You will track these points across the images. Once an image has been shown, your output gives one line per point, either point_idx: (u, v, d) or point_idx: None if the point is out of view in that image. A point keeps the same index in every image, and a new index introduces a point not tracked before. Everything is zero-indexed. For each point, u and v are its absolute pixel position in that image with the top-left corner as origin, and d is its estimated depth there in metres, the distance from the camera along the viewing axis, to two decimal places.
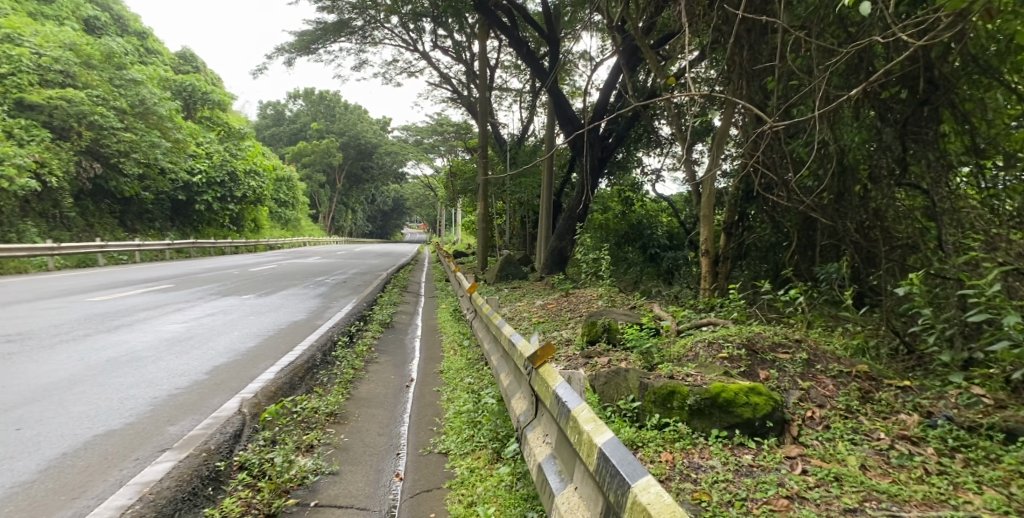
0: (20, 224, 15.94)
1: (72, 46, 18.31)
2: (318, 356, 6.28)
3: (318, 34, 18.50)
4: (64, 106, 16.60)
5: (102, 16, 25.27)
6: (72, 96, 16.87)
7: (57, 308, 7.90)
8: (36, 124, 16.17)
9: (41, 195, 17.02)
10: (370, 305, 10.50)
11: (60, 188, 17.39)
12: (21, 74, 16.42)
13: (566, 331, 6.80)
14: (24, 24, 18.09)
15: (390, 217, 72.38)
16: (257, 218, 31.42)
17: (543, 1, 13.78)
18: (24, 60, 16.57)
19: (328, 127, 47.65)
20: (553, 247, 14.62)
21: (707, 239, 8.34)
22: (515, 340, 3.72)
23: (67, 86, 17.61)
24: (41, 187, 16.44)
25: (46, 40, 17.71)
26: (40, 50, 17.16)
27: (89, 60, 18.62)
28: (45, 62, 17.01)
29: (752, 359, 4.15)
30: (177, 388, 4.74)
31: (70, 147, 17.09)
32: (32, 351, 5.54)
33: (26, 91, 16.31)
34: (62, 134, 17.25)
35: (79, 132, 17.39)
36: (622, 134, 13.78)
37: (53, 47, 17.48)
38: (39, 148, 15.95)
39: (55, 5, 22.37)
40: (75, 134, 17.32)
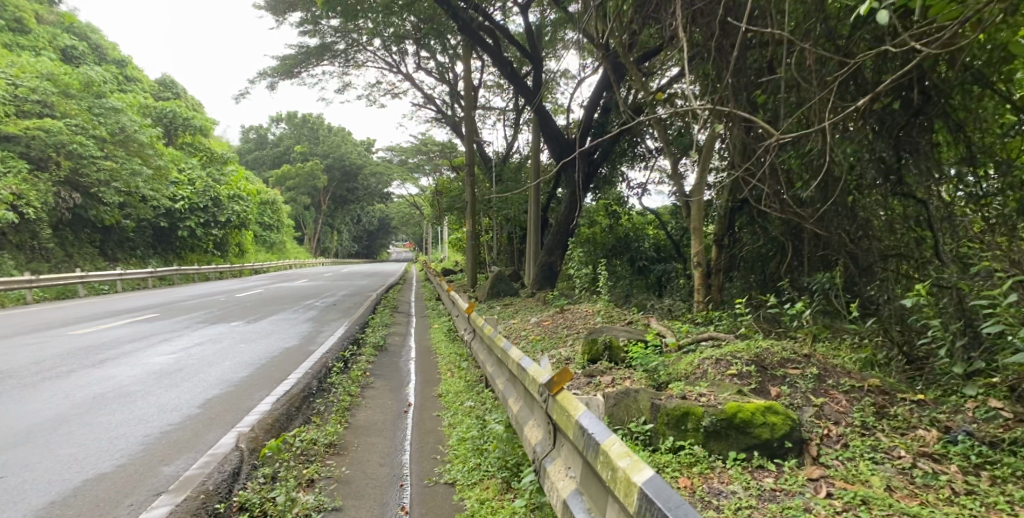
0: None
1: (49, 76, 18.14)
2: (313, 384, 6.11)
3: (300, 58, 18.49)
4: (42, 137, 16.38)
5: (80, 45, 25.09)
6: (49, 126, 16.64)
7: (39, 344, 7.65)
8: (12, 155, 15.91)
9: (19, 227, 16.67)
10: (361, 328, 10.33)
11: (39, 220, 17.06)
12: None
13: (565, 349, 6.71)
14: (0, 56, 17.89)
15: (376, 236, 72.12)
16: (242, 243, 31.11)
17: (525, 21, 13.88)
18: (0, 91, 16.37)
19: (311, 149, 47.55)
20: (543, 262, 14.59)
21: (700, 252, 8.38)
22: (524, 364, 3.63)
23: (45, 116, 17.38)
24: (18, 219, 16.11)
25: (22, 71, 17.51)
26: (17, 81, 16.95)
27: (67, 89, 18.41)
28: (22, 93, 16.79)
29: (762, 375, 4.13)
30: (168, 425, 4.55)
31: (47, 177, 16.82)
32: (14, 390, 5.31)
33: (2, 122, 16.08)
34: (40, 165, 16.99)
35: (57, 163, 17.15)
36: (608, 150, 13.81)
37: (30, 78, 17.27)
38: (16, 179, 15.67)
39: (31, 36, 22.17)
40: (53, 164, 17.06)
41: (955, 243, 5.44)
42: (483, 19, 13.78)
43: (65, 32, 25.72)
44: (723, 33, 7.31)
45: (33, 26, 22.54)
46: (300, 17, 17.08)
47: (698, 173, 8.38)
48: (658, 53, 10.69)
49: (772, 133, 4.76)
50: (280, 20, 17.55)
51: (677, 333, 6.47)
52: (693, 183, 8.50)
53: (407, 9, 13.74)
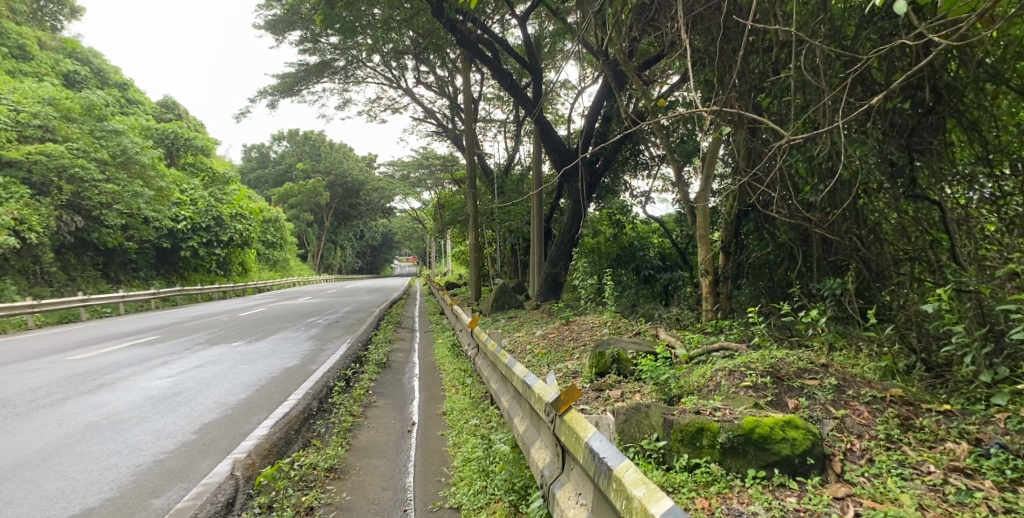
0: None
1: (51, 101, 18.25)
2: (314, 404, 5.96)
3: (300, 76, 18.54)
4: (44, 161, 16.45)
5: (83, 70, 25.28)
6: (52, 150, 16.73)
7: (37, 370, 7.54)
8: (14, 181, 15.95)
9: (22, 252, 16.65)
10: (364, 344, 10.17)
11: (42, 244, 17.04)
12: None
13: (571, 363, 6.55)
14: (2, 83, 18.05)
15: (380, 252, 72.14)
16: (246, 261, 31.07)
17: (523, 33, 13.85)
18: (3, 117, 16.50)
19: (313, 167, 47.70)
20: (548, 274, 14.90)
21: (706, 259, 8.24)
22: (529, 381, 3.47)
23: (47, 141, 17.45)
24: (21, 244, 16.10)
25: (25, 96, 17.65)
26: (19, 106, 17.07)
27: (70, 113, 18.50)
28: (24, 118, 16.91)
29: (778, 387, 3.99)
30: (162, 453, 4.41)
31: (50, 202, 16.82)
32: (7, 420, 5.19)
33: (4, 148, 16.17)
34: (43, 189, 17.02)
35: (61, 187, 17.21)
36: (610, 158, 13.65)
37: (32, 103, 17.38)
38: (18, 205, 15.68)
39: (34, 62, 22.37)
40: (56, 189, 17.09)
41: (970, 244, 5.29)
42: (481, 31, 13.76)
43: (68, 57, 25.94)
44: (723, 38, 7.23)
45: (36, 53, 22.77)
46: (300, 36, 17.15)
47: (701, 179, 8.25)
48: (657, 60, 10.62)
49: (784, 133, 4.58)
50: (279, 40, 17.62)
51: (687, 343, 6.31)
52: (697, 189, 8.37)
53: (405, 25, 13.76)
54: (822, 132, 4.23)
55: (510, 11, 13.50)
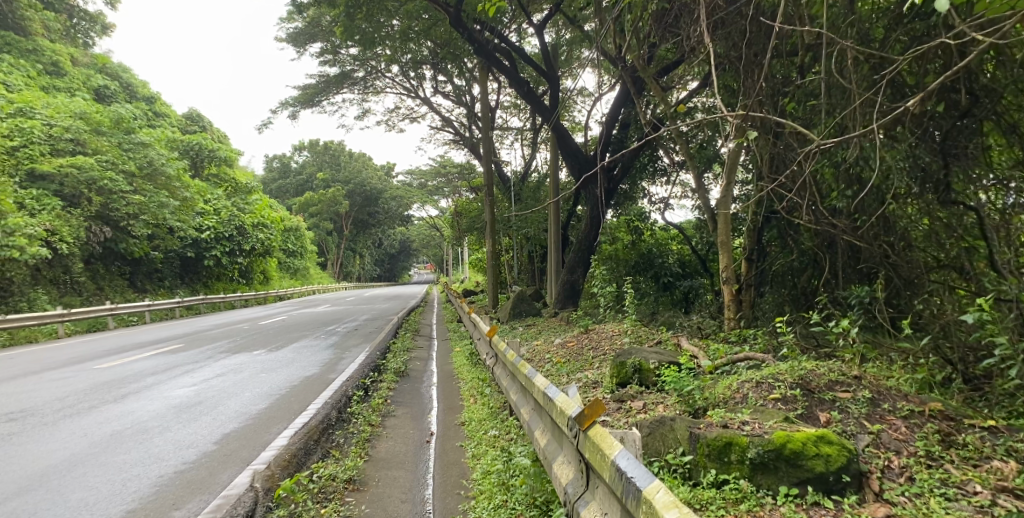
0: (31, 292, 15.85)
1: (82, 114, 18.71)
2: (333, 414, 5.92)
3: (320, 87, 18.75)
4: (74, 174, 16.87)
5: (112, 85, 25.90)
6: (81, 163, 17.13)
7: (65, 379, 7.65)
8: (47, 193, 16.37)
9: (52, 262, 17.02)
10: (383, 353, 10.14)
11: (71, 254, 17.40)
12: (32, 145, 16.79)
13: (592, 372, 6.44)
14: (36, 98, 18.56)
15: (397, 259, 72.57)
16: (267, 270, 31.43)
17: (540, 41, 13.81)
18: (36, 132, 16.97)
19: (333, 176, 48.21)
20: (565, 281, 14.55)
21: (727, 267, 8.12)
22: (550, 393, 3.38)
23: (77, 154, 17.89)
24: (52, 254, 16.46)
25: (56, 111, 18.15)
26: (51, 121, 17.56)
27: (99, 127, 18.95)
28: (56, 132, 17.39)
29: (809, 399, 3.87)
30: (183, 463, 4.40)
31: (80, 213, 17.23)
32: (34, 430, 5.23)
33: (37, 162, 16.64)
34: (73, 201, 17.41)
35: (90, 198, 17.59)
36: (627, 165, 13.52)
37: (64, 117, 17.86)
38: (50, 216, 16.07)
39: (66, 77, 22.97)
40: (86, 200, 17.48)
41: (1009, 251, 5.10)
42: (498, 40, 13.77)
43: (98, 72, 26.61)
44: (745, 42, 7.12)
45: (68, 68, 23.38)
46: (321, 48, 17.36)
47: (722, 185, 8.09)
48: (675, 66, 10.51)
49: (814, 138, 4.45)
50: (301, 52, 17.85)
51: (710, 354, 6.16)
52: (718, 195, 8.22)
53: (424, 36, 13.84)
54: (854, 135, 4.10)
55: (528, 20, 13.49)
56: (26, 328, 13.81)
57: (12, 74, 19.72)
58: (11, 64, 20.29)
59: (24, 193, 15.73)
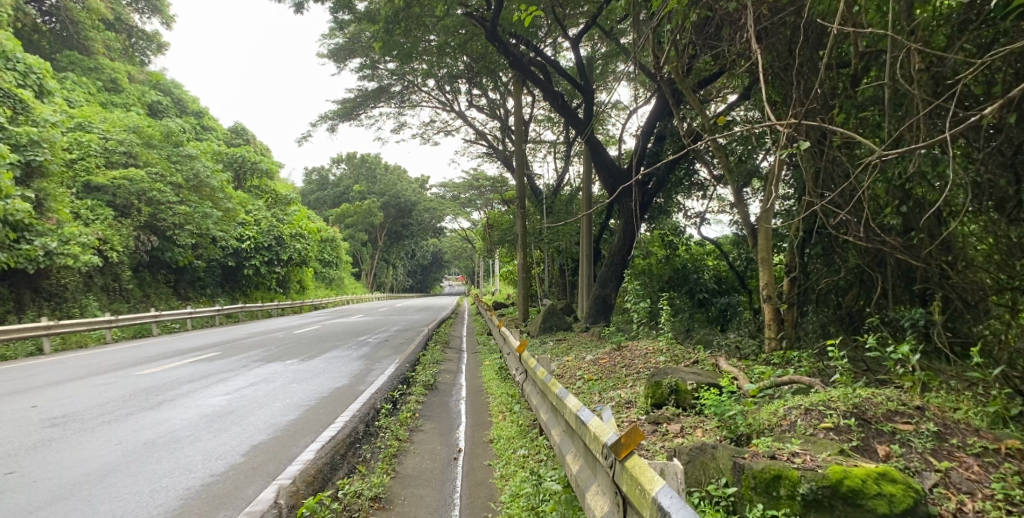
0: (83, 299, 16.35)
1: (135, 128, 19.47)
2: (360, 428, 5.81)
3: (359, 101, 19.03)
4: (126, 186, 17.53)
5: (164, 100, 26.88)
6: (134, 175, 17.76)
7: (106, 385, 7.76)
8: (100, 204, 17.03)
9: (103, 269, 17.59)
10: (412, 365, 10.03)
11: (121, 262, 17.99)
12: (88, 158, 17.52)
13: (625, 391, 6.20)
14: (94, 113, 19.41)
15: (428, 269, 73.05)
16: (303, 279, 31.95)
17: (575, 53, 13.68)
18: (93, 145, 17.70)
19: (369, 188, 48.99)
20: (597, 295, 14.11)
21: (768, 284, 7.75)
22: (583, 416, 3.18)
23: (130, 166, 18.58)
24: (102, 262, 17.02)
25: (113, 125, 18.94)
26: (107, 135, 18.33)
27: (150, 140, 19.66)
28: (110, 145, 18.12)
29: (865, 430, 3.60)
30: (210, 476, 4.33)
31: (130, 223, 17.85)
32: (73, 436, 5.27)
33: (93, 174, 17.37)
34: (124, 211, 18.05)
35: (139, 208, 18.20)
36: (663, 178, 13.17)
37: (119, 132, 18.62)
38: (102, 226, 16.72)
39: (123, 93, 23.96)
40: (135, 210, 18.11)
41: None
42: (532, 53, 13.70)
43: (153, 88, 27.70)
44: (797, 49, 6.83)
45: (126, 85, 24.38)
46: (360, 63, 17.63)
47: (763, 199, 7.78)
48: (713, 78, 10.25)
49: (878, 148, 4.11)
50: (342, 67, 18.17)
51: (753, 376, 5.84)
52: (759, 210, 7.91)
53: (461, 50, 13.90)
54: (919, 145, 3.85)
55: (563, 33, 13.35)
56: (77, 333, 14.23)
57: (74, 90, 20.68)
58: (74, 81, 21.27)
59: (80, 204, 16.39)
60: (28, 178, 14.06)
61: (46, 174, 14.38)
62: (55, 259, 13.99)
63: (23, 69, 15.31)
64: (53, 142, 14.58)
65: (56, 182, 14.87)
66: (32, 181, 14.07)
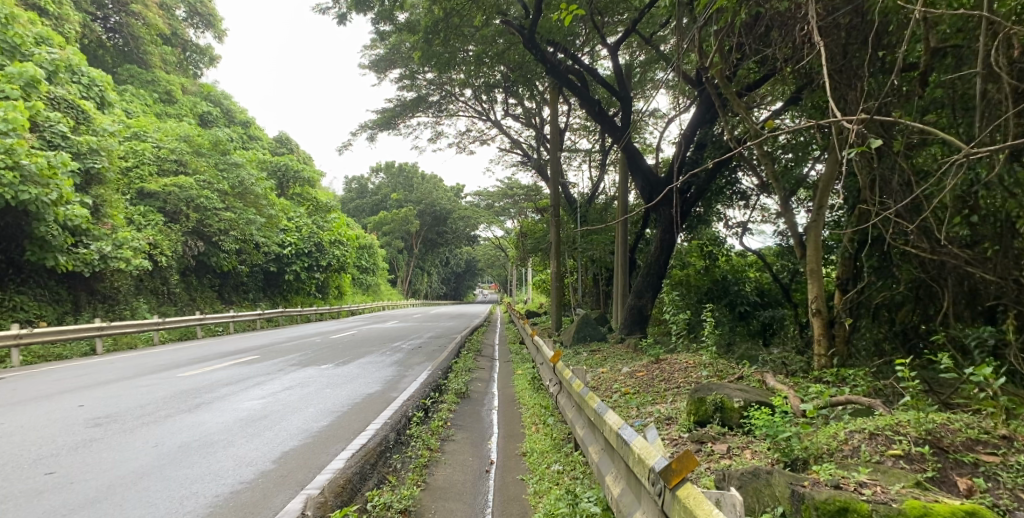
0: (134, 301, 16.80)
1: (186, 137, 20.12)
2: (391, 436, 5.67)
3: (398, 111, 19.19)
4: (177, 192, 18.09)
5: (213, 111, 27.73)
6: (183, 182, 18.27)
7: (149, 386, 7.85)
8: (152, 210, 17.59)
9: (153, 274, 18.09)
10: (445, 372, 9.90)
11: (170, 266, 18.48)
12: (142, 165, 18.17)
13: (664, 406, 5.92)
14: (148, 123, 20.12)
15: (462, 277, 73.19)
16: (341, 286, 32.37)
17: (614, 61, 13.44)
18: (147, 153, 18.34)
19: (406, 196, 49.57)
20: (632, 305, 13.67)
21: (817, 297, 7.30)
22: (626, 435, 2.94)
23: (180, 173, 19.18)
24: (152, 266, 17.52)
25: (165, 134, 19.64)
26: (160, 143, 18.97)
27: (200, 148, 20.31)
28: (163, 154, 18.76)
29: (941, 460, 3.29)
30: (239, 483, 4.24)
31: (179, 228, 18.37)
32: (112, 436, 5.29)
33: (146, 181, 17.98)
34: (173, 217, 18.58)
35: (188, 215, 18.71)
36: (703, 187, 12.70)
37: (170, 141, 19.28)
38: (153, 231, 17.25)
39: (177, 105, 24.82)
40: (184, 216, 18.65)
41: None
42: (570, 61, 13.51)
43: (204, 100, 28.61)
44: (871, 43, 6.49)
45: (179, 97, 25.26)
46: (401, 73, 17.79)
47: (813, 209, 7.42)
48: (758, 84, 9.87)
49: (967, 148, 3.85)
50: (382, 77, 18.37)
51: (804, 395, 5.47)
52: (807, 220, 7.52)
53: (499, 59, 13.82)
54: (1010, 143, 3.69)
55: (601, 41, 13.15)
56: (127, 335, 14.60)
57: (131, 101, 21.51)
58: (132, 93, 22.14)
59: (133, 210, 16.96)
60: (87, 185, 14.60)
61: (104, 181, 14.90)
62: (109, 262, 14.35)
63: (86, 82, 15.99)
64: (111, 150, 15.11)
65: (112, 189, 15.40)
66: (91, 188, 14.60)
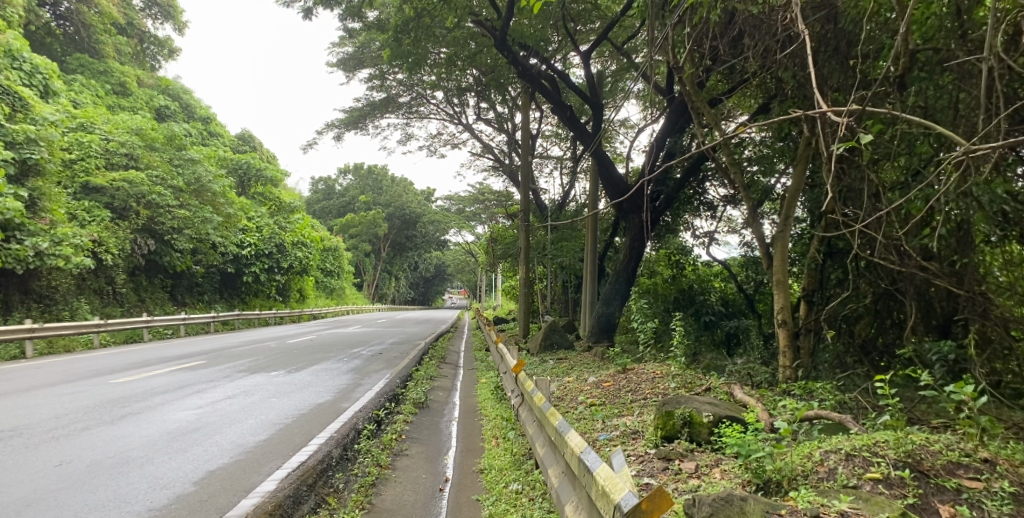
0: (75, 302, 15.80)
1: (139, 130, 19.12)
2: (336, 452, 5.23)
3: (366, 110, 18.64)
4: (126, 188, 17.17)
5: (172, 105, 26.63)
6: (133, 177, 17.38)
7: (74, 394, 7.22)
8: (98, 205, 16.63)
9: (97, 272, 17.07)
10: (404, 381, 9.46)
11: (116, 265, 17.49)
12: (89, 159, 17.16)
13: (631, 419, 5.65)
14: (98, 114, 19.06)
15: (430, 282, 72.37)
16: (304, 289, 31.41)
17: (587, 67, 13.21)
18: (94, 145, 17.36)
19: (375, 199, 48.67)
20: (599, 313, 13.40)
21: (783, 308, 7.14)
22: (588, 461, 2.62)
23: (131, 168, 18.22)
24: (97, 264, 16.52)
25: (116, 127, 18.63)
26: (109, 136, 17.96)
27: (154, 143, 19.31)
28: (112, 147, 17.76)
29: (922, 485, 3.10)
30: (148, 511, 3.77)
31: (127, 225, 17.43)
32: (13, 453, 4.74)
33: (93, 175, 17.01)
34: (122, 214, 17.63)
35: (138, 211, 17.76)
36: (671, 196, 12.59)
37: (122, 133, 18.30)
38: (98, 228, 16.30)
39: (132, 97, 23.69)
40: (134, 213, 17.71)
41: None
42: (543, 65, 13.23)
43: (162, 94, 27.46)
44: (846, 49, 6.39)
45: (134, 89, 24.11)
46: (369, 73, 17.30)
47: (779, 219, 7.30)
48: (724, 96, 9.78)
49: (968, 143, 3.56)
50: (350, 75, 17.86)
51: (774, 412, 5.28)
52: (774, 229, 7.39)
53: (470, 62, 13.46)
54: (1014, 141, 3.42)
55: (574, 48, 12.94)
56: (64, 337, 13.67)
57: (81, 92, 20.41)
58: (82, 83, 21.01)
59: (76, 204, 15.99)
60: (23, 176, 13.66)
61: (42, 173, 13.97)
62: (46, 260, 13.45)
63: (28, 69, 15.03)
64: (51, 142, 14.19)
65: (52, 182, 14.44)
66: (27, 180, 13.63)
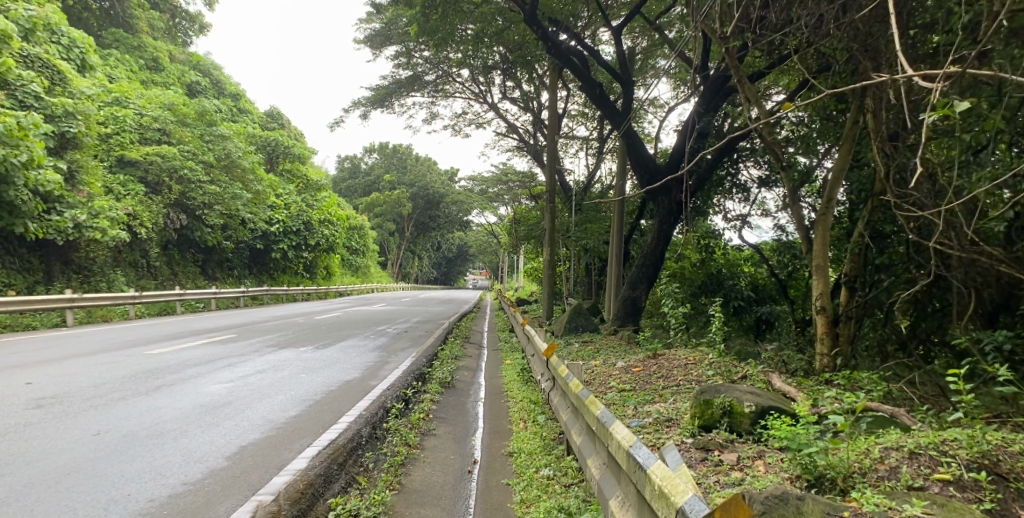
0: (111, 273, 16.08)
1: (171, 106, 19.22)
2: (365, 431, 5.14)
3: (392, 88, 18.45)
4: (158, 162, 17.30)
5: (202, 81, 26.92)
6: (166, 152, 17.51)
7: (108, 363, 7.28)
8: (132, 179, 16.83)
9: (133, 245, 17.35)
10: (430, 360, 9.39)
11: (150, 239, 17.73)
12: (123, 133, 17.30)
13: (664, 406, 5.47)
14: (132, 89, 19.21)
15: (452, 263, 72.55)
16: (331, 266, 31.65)
17: (618, 42, 12.61)
18: (128, 120, 17.50)
19: (399, 178, 48.69)
20: (625, 296, 13.09)
21: (823, 294, 6.80)
22: (642, 456, 2.44)
23: (163, 143, 18.39)
24: (131, 237, 16.78)
25: (149, 101, 18.76)
26: (142, 111, 18.08)
27: (185, 118, 19.47)
28: (146, 122, 17.92)
29: (1002, 491, 2.93)
30: (182, 485, 3.71)
31: (160, 200, 17.64)
32: (51, 421, 4.76)
33: (127, 148, 17.13)
34: (155, 189, 17.82)
35: (170, 186, 17.95)
36: (704, 177, 12.16)
37: (154, 108, 18.43)
38: (133, 201, 16.49)
39: (163, 73, 23.84)
40: (166, 188, 17.89)
41: None
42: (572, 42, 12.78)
43: (193, 69, 27.66)
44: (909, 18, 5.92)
45: (166, 65, 24.27)
46: (396, 50, 17.05)
47: (822, 201, 6.91)
48: (763, 72, 9.33)
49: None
50: (378, 53, 17.64)
51: (819, 402, 5.04)
52: (816, 211, 7.01)
53: (499, 39, 13.11)
54: None
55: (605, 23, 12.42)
56: (101, 308, 13.91)
57: (116, 67, 20.60)
58: (117, 58, 21.20)
59: (111, 178, 16.19)
60: (61, 149, 13.81)
61: (80, 146, 14.12)
62: (83, 232, 13.61)
63: (66, 43, 15.16)
64: (88, 115, 14.30)
65: (89, 155, 14.62)
66: (65, 153, 13.78)
